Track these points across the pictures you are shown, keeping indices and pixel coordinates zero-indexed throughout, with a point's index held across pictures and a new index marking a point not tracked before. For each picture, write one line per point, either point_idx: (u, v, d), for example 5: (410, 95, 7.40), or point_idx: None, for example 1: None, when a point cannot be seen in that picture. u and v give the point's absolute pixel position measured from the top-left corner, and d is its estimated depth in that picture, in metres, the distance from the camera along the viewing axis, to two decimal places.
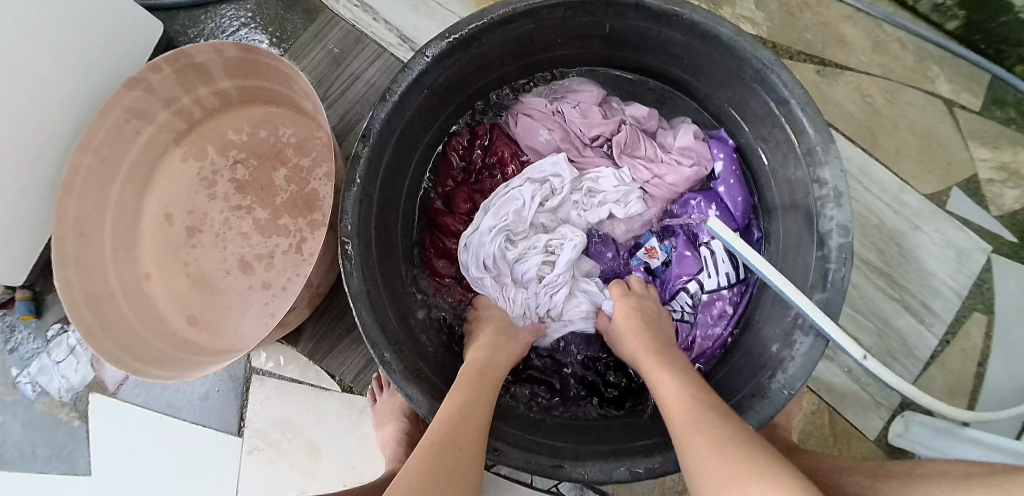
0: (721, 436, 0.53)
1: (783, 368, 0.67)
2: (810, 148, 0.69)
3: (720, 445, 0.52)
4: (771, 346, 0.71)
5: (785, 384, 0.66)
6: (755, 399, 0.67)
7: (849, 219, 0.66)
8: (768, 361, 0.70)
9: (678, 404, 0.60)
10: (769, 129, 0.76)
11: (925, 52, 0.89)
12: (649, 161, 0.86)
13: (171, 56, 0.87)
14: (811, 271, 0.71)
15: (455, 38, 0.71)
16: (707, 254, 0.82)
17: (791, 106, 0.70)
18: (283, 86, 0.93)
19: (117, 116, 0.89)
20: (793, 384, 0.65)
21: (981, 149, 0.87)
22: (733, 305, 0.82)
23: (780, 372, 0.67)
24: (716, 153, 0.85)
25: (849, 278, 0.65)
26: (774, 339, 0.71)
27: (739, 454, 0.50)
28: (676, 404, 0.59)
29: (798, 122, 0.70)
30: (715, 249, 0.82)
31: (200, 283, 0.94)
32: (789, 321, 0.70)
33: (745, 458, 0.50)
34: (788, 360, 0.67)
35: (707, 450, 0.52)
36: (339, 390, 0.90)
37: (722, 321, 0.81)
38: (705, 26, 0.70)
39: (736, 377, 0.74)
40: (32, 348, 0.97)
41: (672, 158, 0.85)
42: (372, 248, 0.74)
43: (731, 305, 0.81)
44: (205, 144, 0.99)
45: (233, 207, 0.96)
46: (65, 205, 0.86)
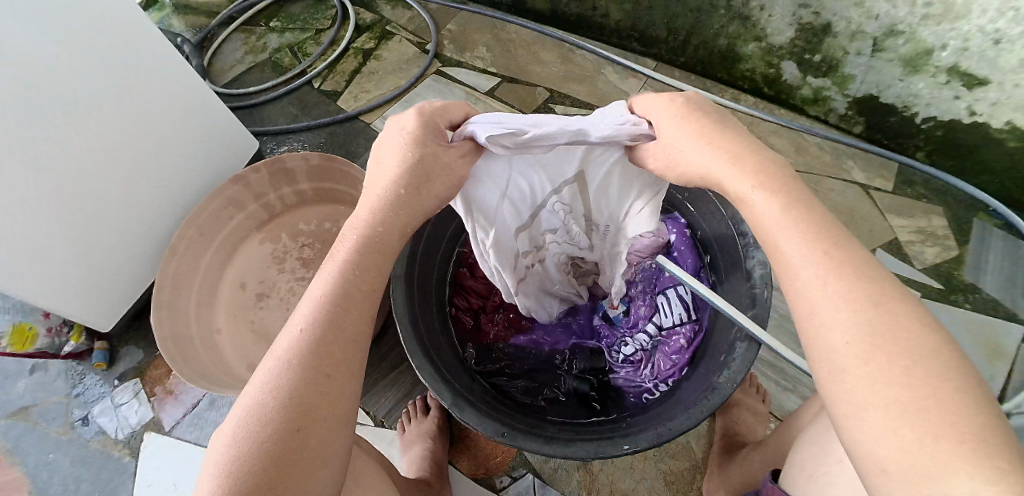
0: (898, 335, 0.47)
1: (729, 366, 0.80)
2: (732, 212, 0.92)
3: (888, 347, 0.46)
4: (719, 355, 0.85)
5: (729, 377, 0.78)
6: (709, 389, 0.79)
7: (765, 256, 0.85)
8: (717, 365, 0.83)
9: (862, 307, 0.48)
10: (705, 205, 0.98)
11: (840, 151, 1.14)
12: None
13: (269, 161, 1.19)
14: (743, 296, 0.88)
15: None
16: (665, 299, 0.99)
17: (715, 183, 0.94)
18: (350, 187, 1.22)
19: (219, 203, 1.17)
20: (734, 377, 0.78)
21: (898, 220, 1.07)
22: (689, 338, 0.95)
23: (726, 370, 0.80)
24: (671, 229, 1.05)
25: (771, 298, 0.82)
26: (722, 350, 0.85)
27: (906, 353, 0.46)
28: (831, 287, 0.49)
29: (723, 194, 0.93)
30: (673, 295, 0.99)
31: (262, 337, 1.14)
32: (732, 336, 0.84)
33: (915, 366, 0.45)
34: (731, 360, 0.80)
35: (874, 357, 0.46)
36: (371, 424, 1.02)
37: (679, 352, 0.95)
38: None
39: (698, 380, 0.85)
40: (99, 392, 1.14)
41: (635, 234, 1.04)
42: (411, 295, 0.90)
43: (685, 338, 0.95)
44: (279, 231, 1.25)
45: (299, 278, 1.20)
46: (167, 265, 1.10)
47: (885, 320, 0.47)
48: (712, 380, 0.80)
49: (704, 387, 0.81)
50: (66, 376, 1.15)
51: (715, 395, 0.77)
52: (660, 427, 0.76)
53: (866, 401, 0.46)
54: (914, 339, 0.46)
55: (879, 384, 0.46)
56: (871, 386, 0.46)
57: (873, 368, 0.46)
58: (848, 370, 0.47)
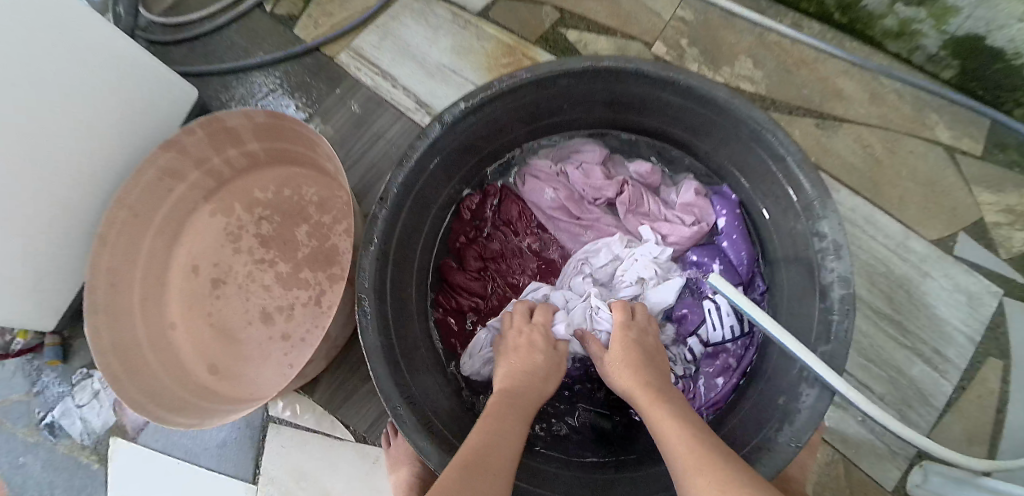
0: (721, 482, 0.50)
1: (789, 421, 0.67)
2: (808, 204, 0.72)
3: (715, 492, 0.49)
4: (777, 398, 0.71)
5: (792, 439, 0.65)
6: (762, 449, 0.66)
7: (849, 272, 0.67)
8: (775, 413, 0.70)
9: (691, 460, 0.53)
10: (767, 185, 0.79)
11: (922, 102, 0.92)
12: (652, 217, 0.91)
13: (205, 121, 0.94)
14: (814, 324, 0.71)
15: (466, 107, 0.76)
16: (710, 308, 0.83)
17: (788, 163, 0.72)
18: (305, 148, 0.99)
19: (152, 175, 0.96)
20: (800, 438, 0.64)
21: (986, 194, 0.88)
22: (738, 358, 0.82)
23: (787, 425, 0.66)
24: (720, 209, 0.88)
25: (852, 332, 0.65)
26: (781, 390, 0.71)
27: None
28: (680, 449, 0.55)
29: (795, 177, 0.73)
30: (718, 303, 0.83)
31: (221, 333, 0.98)
32: (794, 373, 0.70)
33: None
34: (795, 413, 0.66)
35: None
36: (352, 440, 0.91)
37: (725, 373, 0.82)
38: (702, 90, 0.74)
39: (743, 430, 0.73)
40: (57, 391, 1.02)
41: (675, 214, 0.90)
42: (387, 307, 0.76)
43: (735, 358, 0.82)
44: (233, 200, 1.05)
45: (257, 260, 1.01)
46: (99, 258, 0.92)
47: (706, 470, 0.51)
48: (766, 439, 0.67)
49: (750, 447, 0.68)
50: (24, 371, 1.03)
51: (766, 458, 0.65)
52: None
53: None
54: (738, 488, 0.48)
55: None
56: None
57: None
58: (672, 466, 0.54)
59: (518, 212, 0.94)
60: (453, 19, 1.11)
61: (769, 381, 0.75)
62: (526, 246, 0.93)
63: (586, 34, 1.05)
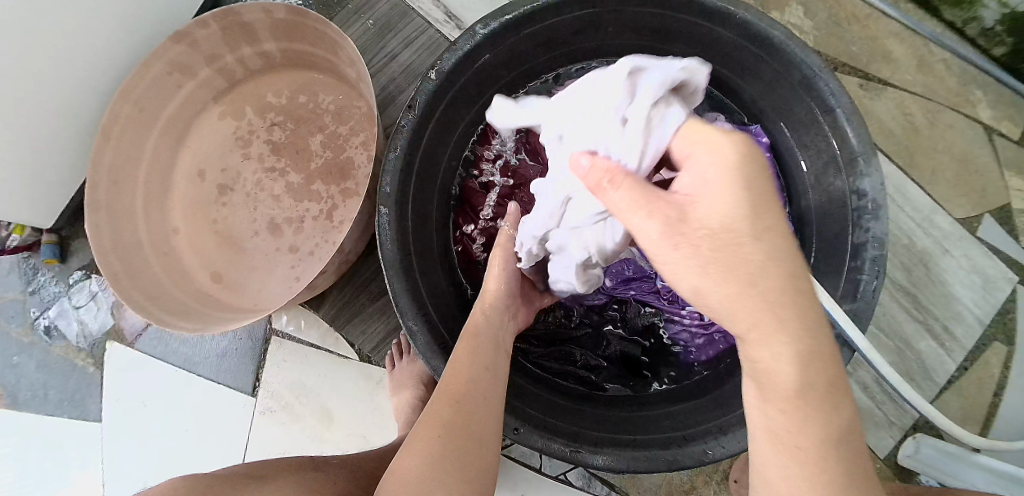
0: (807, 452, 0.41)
1: None
2: (852, 159, 0.71)
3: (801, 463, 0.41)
4: None
5: None
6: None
7: (885, 232, 0.67)
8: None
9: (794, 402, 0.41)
10: (812, 137, 0.77)
11: (969, 76, 0.89)
12: None
13: (219, 13, 0.87)
14: (842, 281, 0.71)
15: (507, 18, 0.73)
16: None
17: (836, 116, 0.71)
18: (326, 52, 0.93)
19: (160, 69, 0.90)
20: None
21: (1016, 179, 0.87)
22: None
23: None
24: None
25: (881, 292, 0.66)
26: None
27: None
28: (781, 367, 0.41)
29: (842, 132, 0.71)
30: None
31: (226, 240, 0.95)
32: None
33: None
34: None
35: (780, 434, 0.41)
36: (356, 359, 0.90)
37: None
38: (758, 27, 0.71)
39: None
40: (53, 291, 1.00)
41: None
42: (407, 221, 0.74)
43: None
44: (243, 104, 1.00)
45: (266, 169, 0.96)
46: (102, 152, 0.88)
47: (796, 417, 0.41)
48: None
49: None
50: (20, 267, 1.01)
51: None
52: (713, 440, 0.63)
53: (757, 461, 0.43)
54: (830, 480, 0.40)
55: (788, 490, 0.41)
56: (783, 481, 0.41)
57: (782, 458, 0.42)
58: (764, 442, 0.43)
59: None
60: None
61: None
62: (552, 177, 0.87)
63: None
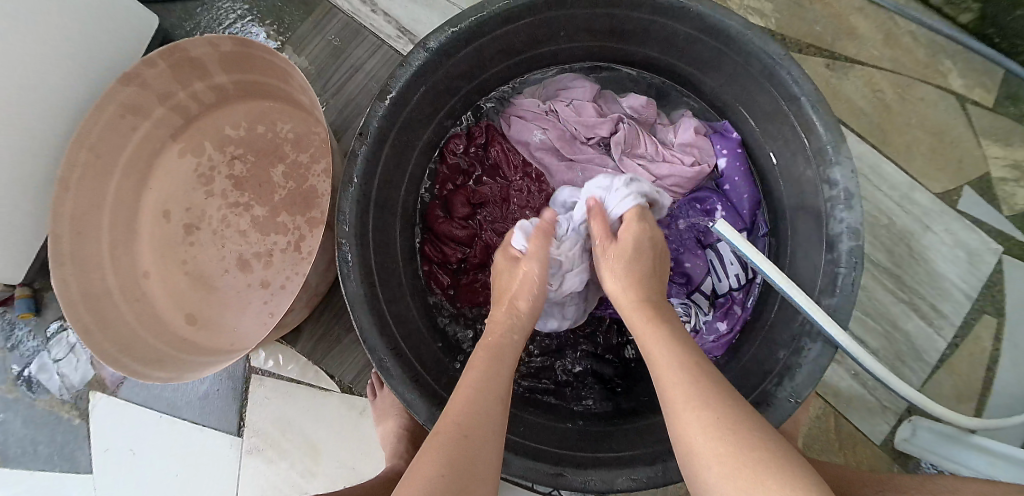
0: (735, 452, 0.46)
1: (790, 376, 0.66)
2: (820, 148, 0.68)
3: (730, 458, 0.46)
4: (779, 352, 0.71)
5: (791, 393, 0.65)
6: (763, 404, 0.67)
7: (859, 222, 0.65)
8: (777, 367, 0.69)
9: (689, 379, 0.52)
10: (779, 126, 0.75)
11: (938, 46, 0.87)
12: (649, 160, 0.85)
13: (165, 51, 0.85)
14: (820, 275, 0.70)
15: (454, 33, 0.70)
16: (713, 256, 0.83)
17: (801, 104, 0.69)
18: (278, 81, 0.91)
19: (111, 112, 0.88)
20: (800, 393, 0.64)
21: (993, 148, 0.85)
22: (742, 306, 0.81)
23: (787, 380, 0.66)
24: (720, 149, 0.84)
25: (859, 284, 0.64)
26: (783, 344, 0.70)
27: (737, 449, 0.47)
28: (669, 368, 0.54)
29: (808, 120, 0.69)
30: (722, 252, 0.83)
31: (197, 281, 0.94)
32: (795, 326, 0.69)
33: (741, 456, 0.46)
34: (795, 369, 0.66)
35: (683, 404, 0.51)
36: (338, 390, 0.89)
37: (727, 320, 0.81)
38: (713, 19, 0.69)
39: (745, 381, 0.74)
40: (32, 345, 0.99)
41: (675, 155, 0.85)
42: (370, 252, 0.72)
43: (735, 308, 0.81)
44: (202, 139, 0.98)
45: (231, 204, 0.95)
46: (61, 204, 0.86)
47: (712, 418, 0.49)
48: (767, 392, 0.67)
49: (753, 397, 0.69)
50: None
51: (768, 413, 0.65)
52: None
53: (694, 448, 0.49)
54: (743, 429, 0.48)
55: (717, 461, 0.47)
56: (707, 449, 0.48)
57: (694, 417, 0.50)
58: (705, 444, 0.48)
59: (507, 153, 0.87)
60: None
61: (771, 337, 0.74)
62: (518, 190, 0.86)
63: None
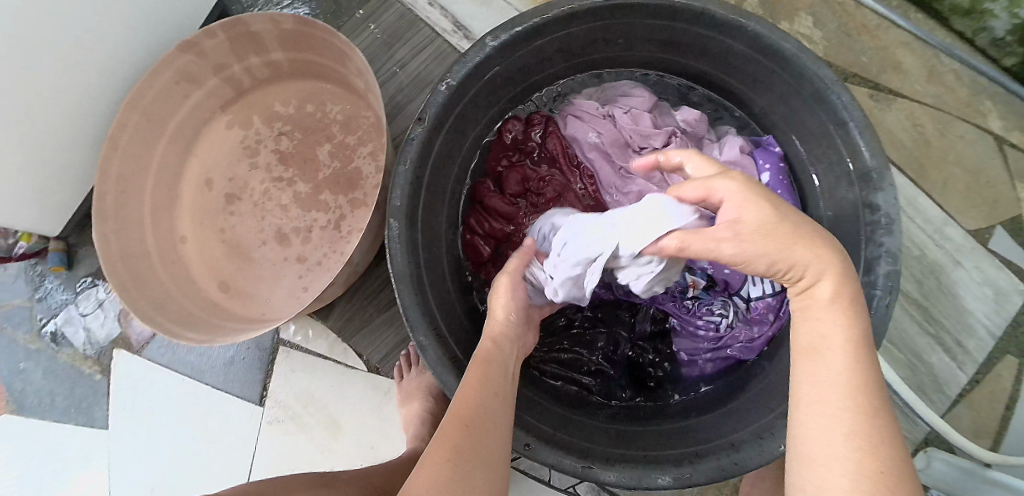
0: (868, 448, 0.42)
1: None
2: (865, 173, 0.70)
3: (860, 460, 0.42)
4: None
5: None
6: None
7: (898, 248, 0.66)
8: None
9: (850, 380, 0.45)
10: (824, 150, 0.77)
11: (980, 86, 0.88)
12: None
13: (228, 22, 0.88)
14: None
15: (518, 29, 0.72)
16: (750, 263, 0.78)
17: (849, 129, 0.70)
18: (334, 62, 0.93)
19: (168, 77, 0.90)
20: None
21: None
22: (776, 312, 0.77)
23: None
24: (764, 164, 0.85)
25: (894, 308, 0.65)
26: None
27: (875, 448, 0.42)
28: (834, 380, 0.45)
29: (854, 144, 0.71)
30: None
31: (233, 250, 0.95)
32: None
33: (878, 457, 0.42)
34: None
35: (836, 418, 0.44)
36: (365, 370, 0.90)
37: (759, 326, 0.78)
38: (769, 39, 0.71)
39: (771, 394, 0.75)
40: (60, 299, 1.00)
41: None
42: (417, 234, 0.74)
43: (771, 314, 0.77)
44: (251, 112, 1.00)
45: (274, 179, 0.96)
46: (109, 161, 0.88)
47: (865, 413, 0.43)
48: None
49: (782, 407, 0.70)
50: (27, 275, 1.01)
51: None
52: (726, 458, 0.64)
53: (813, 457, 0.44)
54: (885, 448, 0.42)
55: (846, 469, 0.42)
56: (837, 457, 0.43)
57: (835, 438, 0.43)
58: (817, 439, 0.44)
59: (561, 145, 0.89)
60: None
61: (803, 352, 0.74)
62: (577, 182, 0.88)
63: None
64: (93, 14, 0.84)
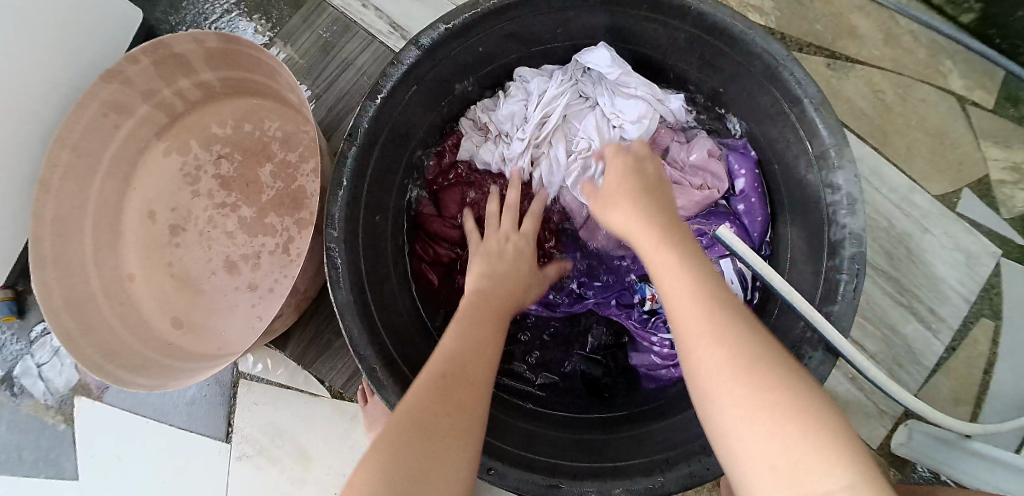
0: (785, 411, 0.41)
1: None
2: (822, 151, 0.67)
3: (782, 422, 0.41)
4: None
5: None
6: None
7: (863, 228, 0.64)
8: None
9: (704, 313, 0.46)
10: (780, 128, 0.73)
11: (939, 45, 0.85)
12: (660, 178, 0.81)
13: (148, 47, 0.83)
14: (820, 282, 0.68)
15: (448, 29, 0.68)
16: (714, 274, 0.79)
17: (804, 107, 0.67)
18: (267, 78, 0.88)
19: (94, 110, 0.86)
20: None
21: (993, 150, 0.84)
22: None
23: None
24: (737, 169, 0.82)
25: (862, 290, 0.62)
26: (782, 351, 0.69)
27: (786, 414, 0.41)
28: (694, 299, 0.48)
29: (810, 123, 0.67)
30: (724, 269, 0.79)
31: (184, 283, 0.91)
32: (795, 334, 0.68)
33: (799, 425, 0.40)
34: None
35: (736, 393, 0.42)
36: (329, 396, 0.87)
37: None
38: (712, 18, 0.67)
39: None
40: (15, 349, 0.96)
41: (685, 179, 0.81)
42: (360, 256, 0.70)
43: None
44: (189, 138, 0.95)
45: (218, 205, 0.92)
46: (43, 205, 0.84)
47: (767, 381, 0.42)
48: None
49: None
50: None
51: None
52: (696, 462, 0.61)
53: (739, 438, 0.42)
54: (791, 403, 0.41)
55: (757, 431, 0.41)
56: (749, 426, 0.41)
57: (744, 413, 0.42)
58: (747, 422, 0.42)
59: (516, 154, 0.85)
60: None
61: None
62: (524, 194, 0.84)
63: None
64: (7, 49, 0.79)
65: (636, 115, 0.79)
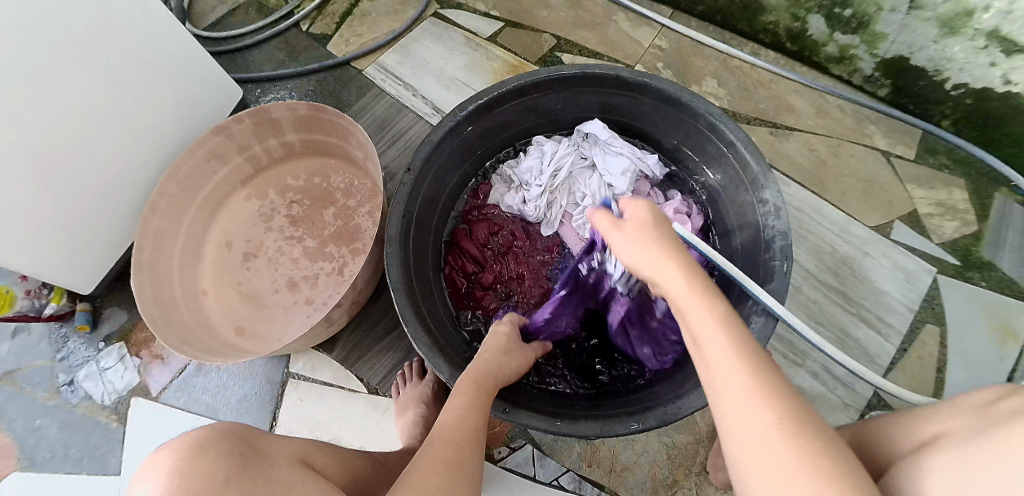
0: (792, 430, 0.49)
1: None
2: (754, 178, 0.86)
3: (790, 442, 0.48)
4: None
5: None
6: None
7: (786, 227, 0.81)
8: None
9: (735, 357, 0.53)
10: (724, 165, 0.93)
11: (863, 115, 1.08)
12: None
13: (253, 111, 1.09)
14: (762, 270, 0.84)
15: (481, 102, 0.92)
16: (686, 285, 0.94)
17: (738, 147, 0.87)
18: (339, 139, 1.13)
19: (200, 156, 1.09)
20: None
21: (918, 191, 1.02)
22: None
23: None
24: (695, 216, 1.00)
25: (791, 271, 0.78)
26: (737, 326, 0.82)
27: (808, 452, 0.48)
28: (720, 358, 0.53)
29: (742, 157, 0.87)
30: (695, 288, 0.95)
31: (249, 299, 1.08)
32: (746, 311, 0.82)
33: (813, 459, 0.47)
34: None
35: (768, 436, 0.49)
36: (366, 392, 1.00)
37: None
38: (673, 93, 0.90)
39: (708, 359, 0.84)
40: (82, 356, 1.10)
41: None
42: (410, 263, 0.88)
43: None
44: (266, 187, 1.18)
45: (286, 237, 1.12)
46: (148, 222, 1.05)
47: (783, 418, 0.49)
48: None
49: None
50: (49, 339, 1.11)
51: None
52: (672, 405, 0.73)
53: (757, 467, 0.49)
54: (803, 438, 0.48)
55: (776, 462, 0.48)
56: (772, 452, 0.48)
57: (773, 448, 0.48)
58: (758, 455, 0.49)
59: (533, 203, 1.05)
60: (466, 42, 1.30)
61: None
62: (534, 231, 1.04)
63: (578, 58, 1.23)
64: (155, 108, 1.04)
65: (623, 170, 1.00)
